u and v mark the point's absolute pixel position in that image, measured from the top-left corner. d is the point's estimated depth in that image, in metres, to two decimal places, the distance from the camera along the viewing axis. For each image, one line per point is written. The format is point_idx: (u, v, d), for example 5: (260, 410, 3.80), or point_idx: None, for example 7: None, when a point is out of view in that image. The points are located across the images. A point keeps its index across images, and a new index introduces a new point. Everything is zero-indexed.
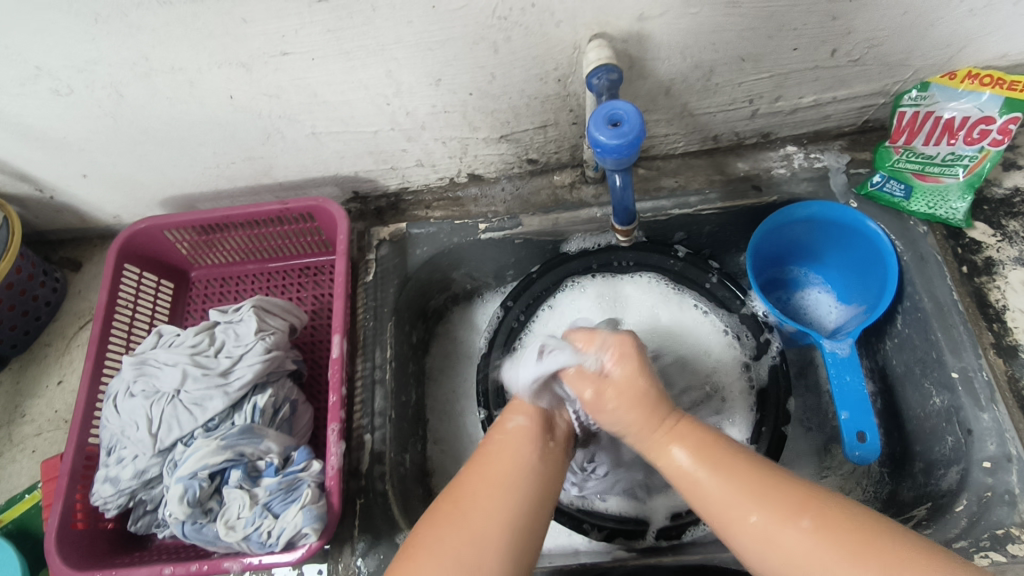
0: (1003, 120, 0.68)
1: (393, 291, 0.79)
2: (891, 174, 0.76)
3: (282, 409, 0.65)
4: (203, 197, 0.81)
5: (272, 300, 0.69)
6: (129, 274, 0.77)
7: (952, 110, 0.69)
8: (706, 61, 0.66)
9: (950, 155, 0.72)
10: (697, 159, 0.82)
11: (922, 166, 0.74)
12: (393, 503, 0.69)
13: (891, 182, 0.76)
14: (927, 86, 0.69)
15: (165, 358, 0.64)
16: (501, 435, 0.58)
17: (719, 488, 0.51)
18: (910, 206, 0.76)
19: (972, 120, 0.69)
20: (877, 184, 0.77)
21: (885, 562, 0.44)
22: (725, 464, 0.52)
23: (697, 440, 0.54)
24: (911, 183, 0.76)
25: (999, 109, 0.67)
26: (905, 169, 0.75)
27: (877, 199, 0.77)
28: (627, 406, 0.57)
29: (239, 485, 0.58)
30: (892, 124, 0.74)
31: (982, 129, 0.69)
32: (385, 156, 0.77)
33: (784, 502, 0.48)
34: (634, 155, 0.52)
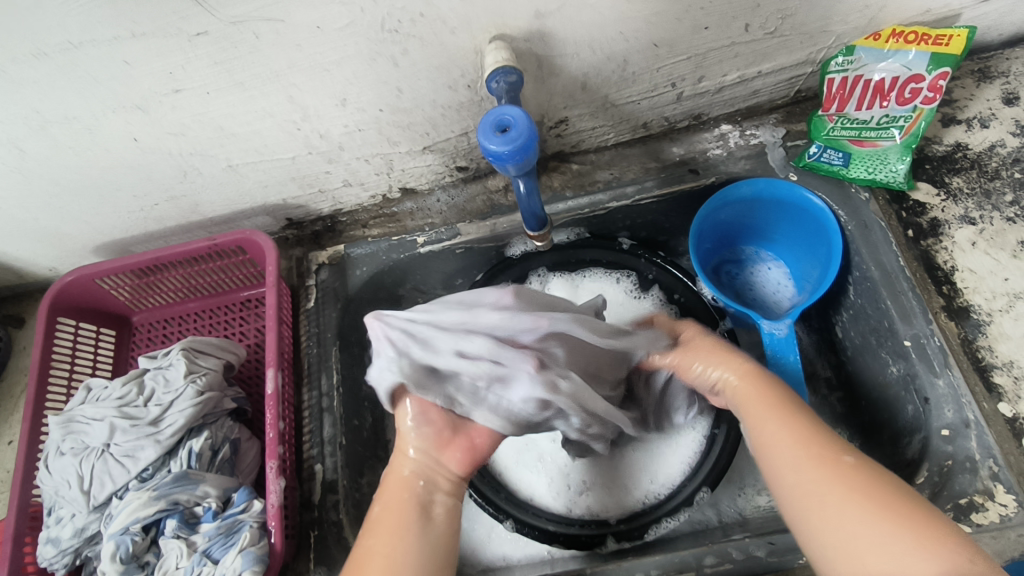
0: (931, 77, 0.65)
1: (336, 314, 0.79)
2: (827, 143, 0.74)
3: (222, 449, 0.64)
4: (135, 240, 0.80)
5: (205, 341, 0.68)
6: (64, 327, 0.76)
7: (881, 72, 0.67)
8: (618, 50, 0.64)
9: (884, 118, 0.70)
10: (631, 148, 0.80)
11: (859, 132, 0.72)
12: (349, 530, 0.68)
13: (828, 151, 0.74)
14: (856, 50, 0.66)
15: (92, 413, 0.63)
16: (370, 540, 0.53)
17: (775, 432, 0.54)
18: (850, 173, 0.74)
19: (901, 80, 0.66)
20: (814, 155, 0.75)
21: (864, 482, 0.47)
22: (801, 423, 0.53)
23: (784, 401, 0.56)
24: (849, 150, 0.73)
25: (927, 66, 0.65)
26: (841, 137, 0.73)
27: (815, 169, 0.75)
28: (708, 352, 0.64)
29: (176, 535, 0.57)
30: (822, 91, 0.71)
31: (913, 87, 0.67)
32: (310, 180, 0.76)
33: (831, 446, 0.51)
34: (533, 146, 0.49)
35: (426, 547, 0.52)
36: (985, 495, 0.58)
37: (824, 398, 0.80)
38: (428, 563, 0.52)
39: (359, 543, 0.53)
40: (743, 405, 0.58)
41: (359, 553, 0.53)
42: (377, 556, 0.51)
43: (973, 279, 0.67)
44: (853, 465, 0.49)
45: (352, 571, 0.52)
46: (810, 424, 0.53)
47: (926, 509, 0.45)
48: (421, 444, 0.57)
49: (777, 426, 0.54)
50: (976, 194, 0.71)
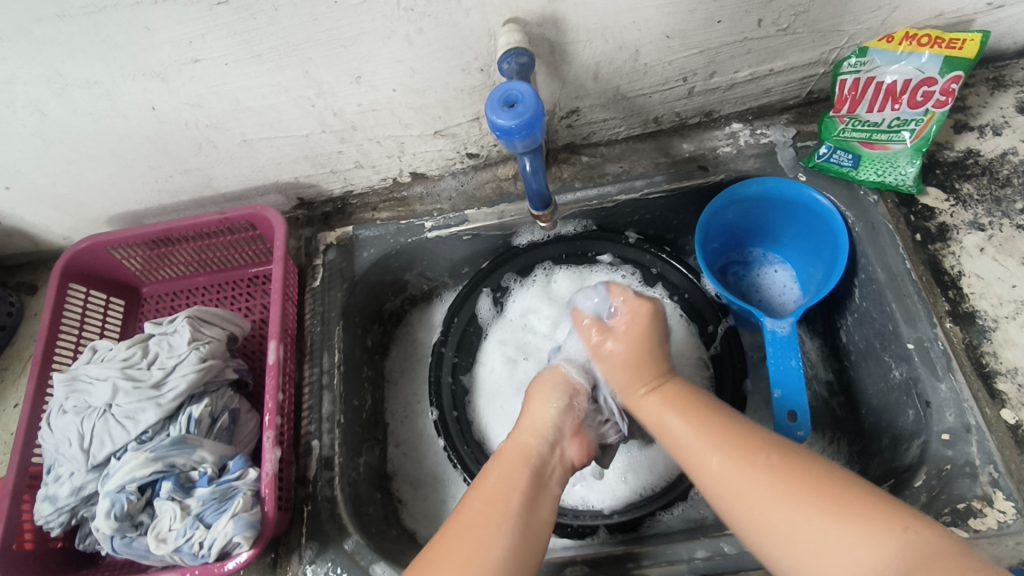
0: (944, 80, 0.65)
1: (342, 294, 0.79)
2: (837, 144, 0.74)
3: (221, 418, 0.64)
4: (148, 213, 0.82)
5: (210, 310, 0.69)
6: (75, 293, 0.77)
7: (894, 74, 0.67)
8: (630, 40, 0.65)
9: (895, 121, 0.70)
10: (641, 143, 0.81)
11: (869, 134, 0.72)
12: (342, 507, 0.68)
13: (837, 152, 0.74)
14: (868, 53, 0.67)
15: (96, 374, 0.64)
16: (478, 498, 0.55)
17: (697, 439, 0.56)
18: (859, 175, 0.73)
19: (914, 83, 0.66)
20: (823, 155, 0.74)
21: (791, 471, 0.50)
22: (709, 423, 0.57)
23: (693, 408, 0.60)
24: (859, 152, 0.73)
25: (939, 69, 0.65)
26: (851, 138, 0.72)
27: (824, 170, 0.75)
28: (623, 365, 0.65)
29: (170, 497, 0.57)
30: (834, 93, 0.71)
31: (925, 90, 0.67)
32: (322, 159, 0.77)
33: (751, 447, 0.53)
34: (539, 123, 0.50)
35: (532, 523, 0.54)
36: (984, 501, 0.58)
37: (827, 402, 0.80)
38: (514, 547, 0.52)
39: (464, 502, 0.55)
40: (646, 400, 0.63)
41: (463, 513, 0.54)
42: (478, 514, 0.53)
43: (979, 285, 0.67)
44: (774, 459, 0.51)
45: (455, 527, 0.53)
46: (727, 422, 0.56)
47: (864, 492, 0.47)
48: (557, 424, 0.62)
49: (677, 419, 0.59)
50: (987, 200, 0.71)
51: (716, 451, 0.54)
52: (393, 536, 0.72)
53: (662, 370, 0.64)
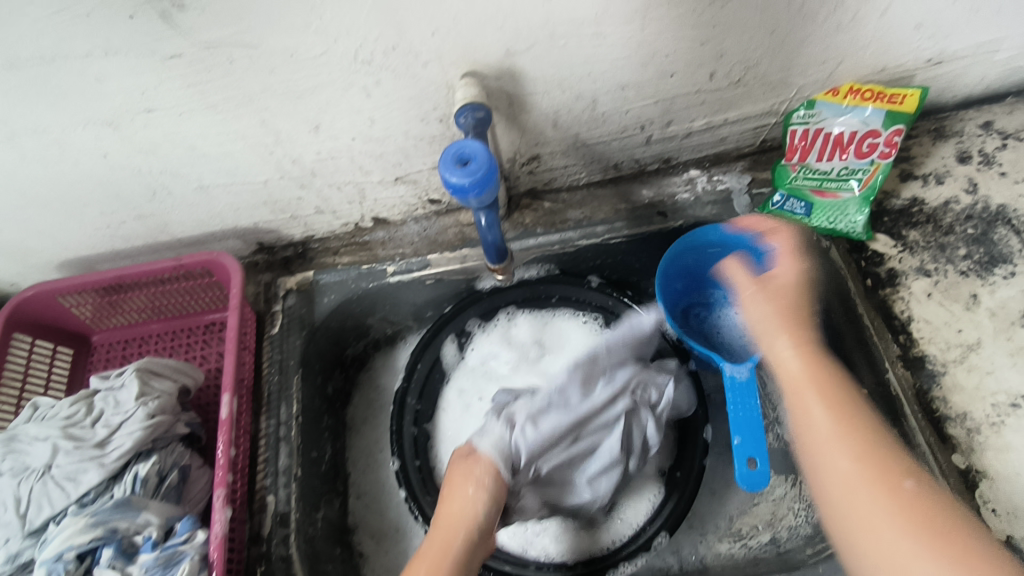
0: (887, 133, 0.69)
1: (301, 341, 0.78)
2: (790, 192, 0.75)
3: (169, 476, 0.62)
4: (101, 258, 0.79)
5: (160, 362, 0.67)
6: (18, 343, 0.75)
7: (841, 126, 0.69)
8: (587, 91, 0.66)
9: (843, 169, 0.72)
10: (602, 189, 0.82)
11: (820, 183, 0.74)
12: (297, 567, 0.66)
13: (790, 201, 0.76)
14: (817, 104, 0.69)
15: (35, 433, 0.61)
16: None
17: (834, 427, 0.53)
18: (811, 222, 0.75)
19: (859, 134, 0.69)
20: (777, 203, 0.76)
21: (904, 508, 0.47)
22: (853, 415, 0.54)
23: (834, 394, 0.55)
24: (811, 200, 0.75)
25: (883, 122, 0.68)
26: (804, 186, 0.75)
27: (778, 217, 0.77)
28: (774, 308, 0.61)
29: (111, 565, 0.55)
30: (785, 142, 0.73)
31: (871, 142, 0.70)
32: (282, 205, 0.76)
33: (891, 471, 0.50)
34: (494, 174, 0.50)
35: None
36: None
37: (788, 445, 0.80)
38: None
39: None
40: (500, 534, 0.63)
41: None
42: None
43: (927, 330, 0.69)
44: (917, 488, 0.48)
45: None
46: (868, 423, 0.53)
47: (948, 513, 0.47)
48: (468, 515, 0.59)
49: (822, 407, 0.55)
50: (932, 247, 0.73)
51: (842, 446, 0.52)
52: None
53: (807, 317, 0.61)
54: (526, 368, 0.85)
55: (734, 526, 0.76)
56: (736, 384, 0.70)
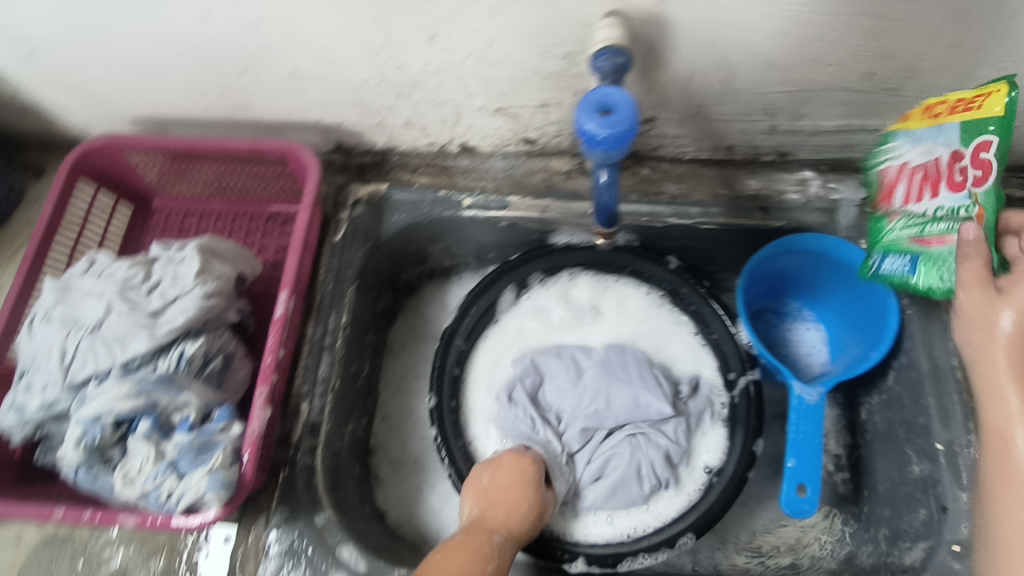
0: (970, 150, 0.55)
1: (361, 254, 0.75)
2: (889, 249, 0.64)
3: (213, 361, 0.60)
4: (176, 122, 0.76)
5: (221, 244, 0.64)
6: (82, 191, 0.73)
7: (919, 155, 0.60)
8: (730, 61, 0.60)
9: (933, 214, 0.59)
10: (706, 168, 0.76)
11: (921, 229, 0.60)
12: (319, 478, 0.64)
13: (892, 259, 0.63)
14: (893, 135, 0.62)
15: (90, 288, 0.59)
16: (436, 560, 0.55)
17: (1013, 356, 0.58)
18: (919, 283, 0.61)
19: (941, 160, 0.57)
20: (878, 264, 0.65)
21: None
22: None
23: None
24: (915, 253, 0.61)
25: (960, 140, 0.56)
26: (902, 237, 0.62)
27: (885, 278, 0.64)
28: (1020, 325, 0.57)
29: (146, 437, 0.53)
30: (876, 189, 0.65)
31: (960, 167, 0.56)
32: (372, 110, 0.72)
33: None
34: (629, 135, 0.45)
35: None
36: None
37: (829, 475, 0.76)
38: None
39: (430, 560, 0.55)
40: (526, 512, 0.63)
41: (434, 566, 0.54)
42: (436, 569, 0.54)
43: None
44: None
45: None
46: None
47: None
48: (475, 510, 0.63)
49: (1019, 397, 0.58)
50: None
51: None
52: (364, 516, 0.70)
53: None
54: (579, 332, 0.81)
55: (755, 540, 0.75)
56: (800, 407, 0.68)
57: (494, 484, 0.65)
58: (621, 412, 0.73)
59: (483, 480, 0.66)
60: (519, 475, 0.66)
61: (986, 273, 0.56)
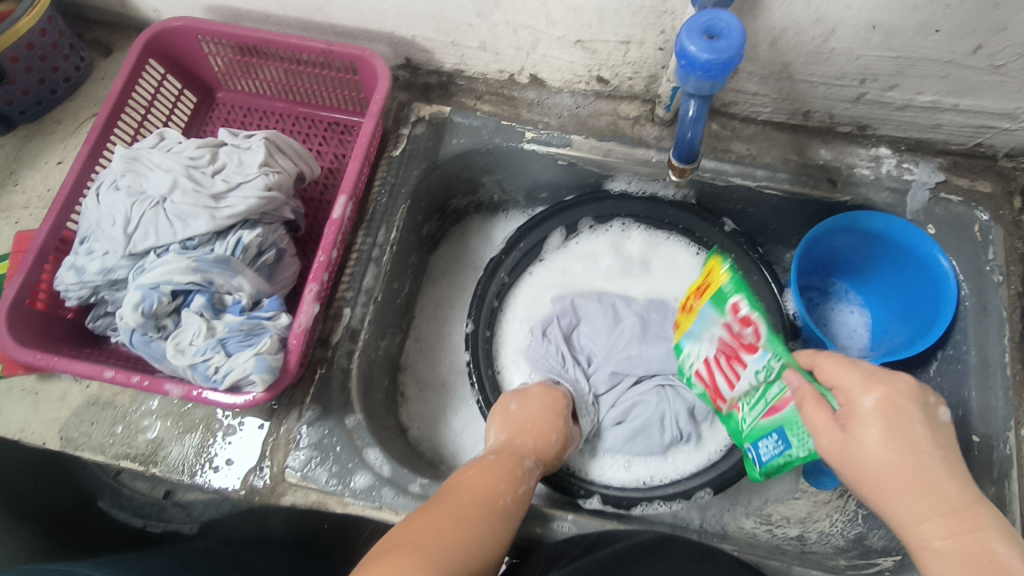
0: (733, 309, 0.56)
1: (417, 174, 0.74)
2: (755, 435, 0.55)
3: (267, 253, 0.61)
4: (251, 15, 0.75)
5: (287, 140, 0.64)
6: (152, 71, 0.73)
7: (711, 336, 0.59)
8: (831, 16, 0.58)
9: (759, 381, 0.54)
10: (778, 132, 0.74)
11: (767, 402, 0.53)
12: (354, 383, 0.66)
13: (761, 445, 0.55)
14: (681, 343, 0.65)
15: (158, 162, 0.60)
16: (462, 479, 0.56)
17: (892, 466, 0.44)
18: (797, 457, 0.51)
19: (732, 333, 0.56)
20: (757, 454, 0.56)
21: None
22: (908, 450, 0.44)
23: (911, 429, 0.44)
24: (779, 430, 0.52)
25: (716, 312, 0.58)
26: (756, 422, 0.55)
27: (775, 468, 0.54)
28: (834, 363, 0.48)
29: (199, 312, 0.55)
30: (705, 388, 0.62)
31: (739, 329, 0.55)
32: (449, 26, 0.70)
33: None
34: (727, 63, 0.43)
35: (517, 502, 0.56)
36: None
37: None
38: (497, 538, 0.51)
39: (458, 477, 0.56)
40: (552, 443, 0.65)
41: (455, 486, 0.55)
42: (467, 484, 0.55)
43: None
44: None
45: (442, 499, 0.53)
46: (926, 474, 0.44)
47: None
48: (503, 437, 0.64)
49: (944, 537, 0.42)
50: None
51: None
52: (389, 427, 0.71)
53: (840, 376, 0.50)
54: (624, 282, 0.82)
55: (765, 509, 0.76)
56: None
57: (524, 412, 0.66)
58: (653, 361, 0.74)
59: (514, 406, 0.67)
60: (550, 407, 0.68)
61: (810, 390, 0.47)
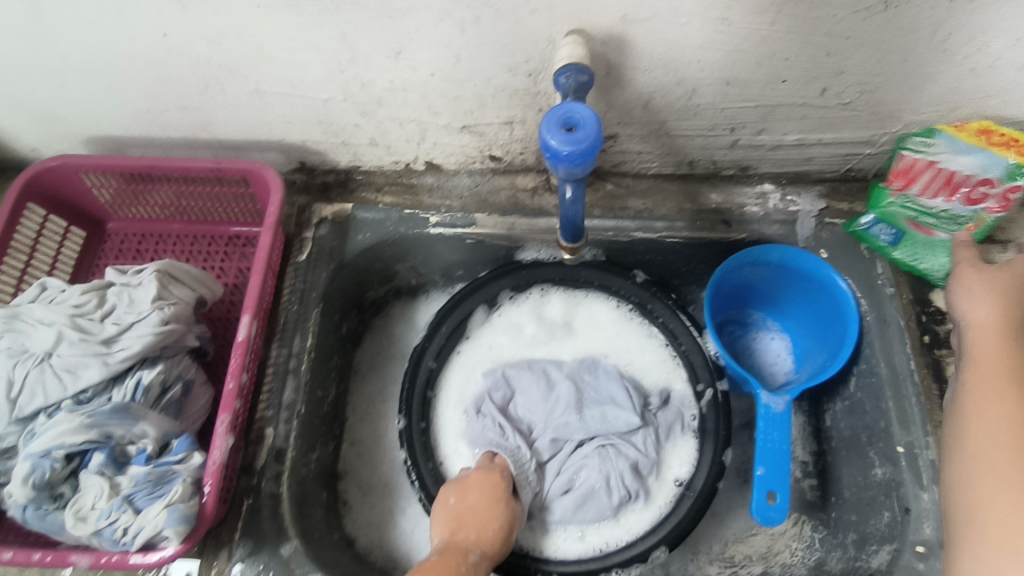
0: (1003, 186, 0.61)
1: (326, 275, 0.73)
2: (881, 217, 0.70)
3: (172, 389, 0.58)
4: (133, 142, 0.74)
5: (182, 267, 0.62)
6: (32, 215, 0.70)
7: (955, 164, 0.62)
8: (690, 78, 0.62)
9: (939, 210, 0.66)
10: (669, 183, 0.77)
11: (917, 216, 0.68)
12: (286, 506, 0.62)
13: (879, 226, 0.71)
14: (936, 132, 0.61)
15: (40, 316, 0.57)
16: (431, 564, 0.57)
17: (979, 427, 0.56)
18: (895, 251, 0.72)
19: (974, 178, 0.62)
20: (864, 225, 0.72)
21: None
22: (1011, 412, 0.56)
23: (1004, 386, 0.58)
24: (902, 230, 0.70)
25: (1000, 174, 0.60)
26: (898, 215, 0.69)
27: (863, 236, 0.73)
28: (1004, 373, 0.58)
29: (100, 471, 0.51)
30: (892, 163, 0.66)
31: (982, 190, 0.62)
32: (336, 128, 0.71)
33: None
34: (574, 161, 0.47)
35: None
36: None
37: (796, 481, 0.76)
38: None
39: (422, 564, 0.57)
40: (497, 530, 0.63)
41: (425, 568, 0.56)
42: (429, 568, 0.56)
43: None
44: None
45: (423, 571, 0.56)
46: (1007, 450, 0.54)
47: None
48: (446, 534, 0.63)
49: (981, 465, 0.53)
50: None
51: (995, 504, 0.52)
52: (333, 544, 0.68)
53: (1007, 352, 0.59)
54: (551, 348, 0.81)
55: (726, 550, 0.75)
56: (768, 415, 0.68)
57: (462, 503, 0.65)
58: (591, 424, 0.73)
59: (452, 498, 0.66)
60: (489, 492, 0.66)
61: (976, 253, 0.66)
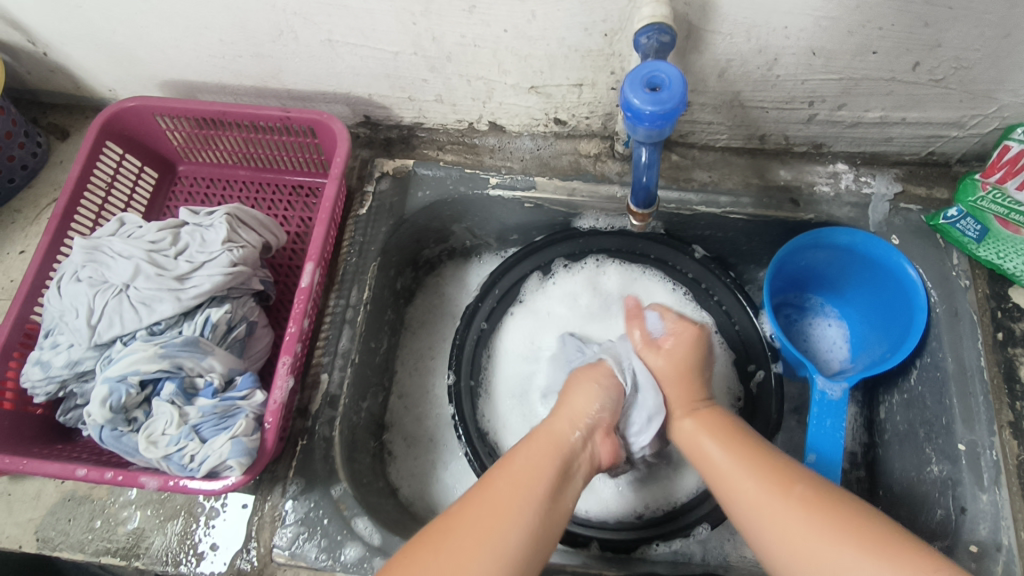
0: None
1: (386, 230, 0.74)
2: (970, 211, 0.66)
3: (237, 328, 0.60)
4: (206, 88, 0.75)
5: (250, 212, 0.64)
6: (109, 153, 0.72)
7: None
8: (773, 46, 0.59)
9: None
10: (737, 157, 0.75)
11: (1007, 213, 0.64)
12: (337, 450, 0.65)
13: (965, 219, 0.67)
14: None
15: (119, 249, 0.60)
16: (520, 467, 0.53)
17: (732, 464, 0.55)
18: (979, 249, 0.68)
19: None
20: (949, 218, 0.68)
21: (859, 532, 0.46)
22: (742, 449, 0.56)
23: (731, 435, 0.58)
24: (989, 227, 0.66)
25: None
26: (987, 210, 0.65)
27: (947, 231, 0.69)
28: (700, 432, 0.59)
29: (171, 400, 0.54)
30: (992, 155, 0.62)
31: None
32: (403, 83, 0.71)
33: (787, 477, 0.52)
34: (657, 123, 0.46)
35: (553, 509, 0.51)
36: None
37: (844, 472, 0.75)
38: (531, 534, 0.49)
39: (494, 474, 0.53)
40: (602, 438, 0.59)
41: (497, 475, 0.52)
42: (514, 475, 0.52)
43: None
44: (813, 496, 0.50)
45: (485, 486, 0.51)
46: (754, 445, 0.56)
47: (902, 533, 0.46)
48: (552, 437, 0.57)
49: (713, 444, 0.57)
50: None
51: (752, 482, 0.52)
52: (379, 490, 0.70)
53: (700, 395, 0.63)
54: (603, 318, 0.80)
55: None
56: (823, 401, 0.67)
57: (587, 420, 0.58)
58: None
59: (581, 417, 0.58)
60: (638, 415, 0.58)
61: None
